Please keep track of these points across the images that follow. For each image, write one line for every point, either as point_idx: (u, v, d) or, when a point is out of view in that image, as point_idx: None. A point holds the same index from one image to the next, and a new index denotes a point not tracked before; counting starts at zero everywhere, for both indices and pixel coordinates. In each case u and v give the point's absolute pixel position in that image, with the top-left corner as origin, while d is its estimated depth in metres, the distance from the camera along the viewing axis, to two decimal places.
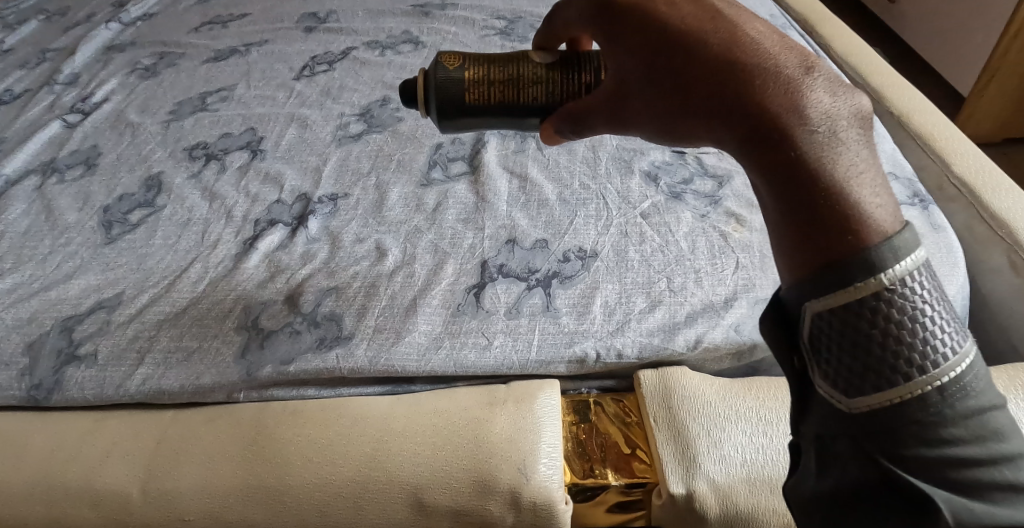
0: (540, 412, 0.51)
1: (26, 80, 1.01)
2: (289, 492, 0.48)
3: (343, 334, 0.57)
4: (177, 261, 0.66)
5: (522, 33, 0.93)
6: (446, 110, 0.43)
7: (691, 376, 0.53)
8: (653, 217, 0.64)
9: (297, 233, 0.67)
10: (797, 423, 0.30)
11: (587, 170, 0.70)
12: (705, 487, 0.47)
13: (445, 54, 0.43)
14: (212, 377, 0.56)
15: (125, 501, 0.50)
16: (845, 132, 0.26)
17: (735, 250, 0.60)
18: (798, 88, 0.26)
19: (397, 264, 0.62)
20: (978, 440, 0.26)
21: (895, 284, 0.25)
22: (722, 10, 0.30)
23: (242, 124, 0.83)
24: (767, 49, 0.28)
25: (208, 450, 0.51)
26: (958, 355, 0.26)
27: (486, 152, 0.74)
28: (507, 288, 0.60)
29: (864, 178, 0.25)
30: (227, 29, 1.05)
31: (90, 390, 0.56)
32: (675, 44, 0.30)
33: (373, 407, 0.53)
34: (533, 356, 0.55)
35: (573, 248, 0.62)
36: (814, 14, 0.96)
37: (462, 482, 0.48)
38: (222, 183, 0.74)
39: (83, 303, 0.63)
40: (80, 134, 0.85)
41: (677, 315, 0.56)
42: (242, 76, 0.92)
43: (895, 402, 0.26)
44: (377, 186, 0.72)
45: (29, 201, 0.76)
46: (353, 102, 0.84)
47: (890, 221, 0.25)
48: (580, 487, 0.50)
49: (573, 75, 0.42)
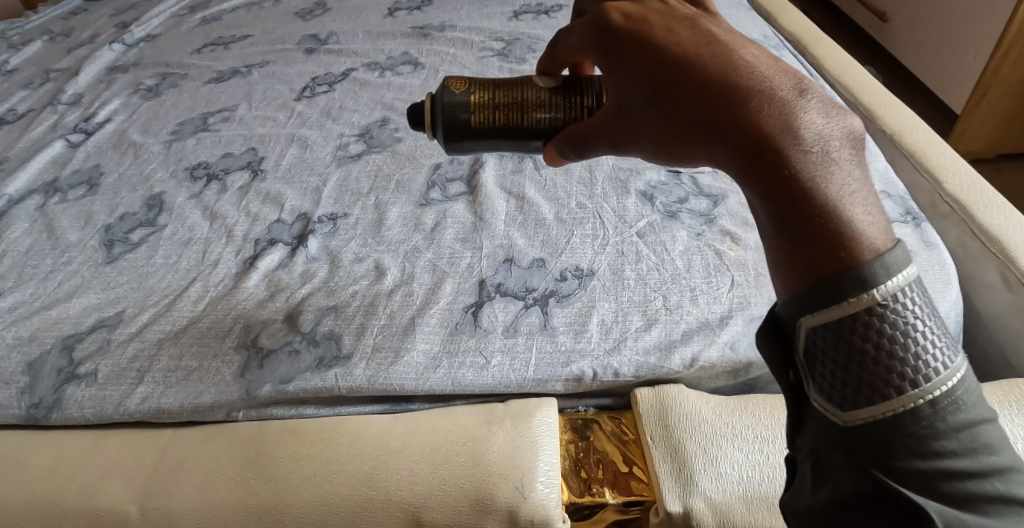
0: (539, 429, 0.51)
1: (30, 99, 1.02)
2: (287, 508, 0.48)
3: (342, 353, 0.57)
4: (177, 280, 0.66)
5: (520, 54, 0.94)
6: (450, 133, 0.44)
7: (689, 393, 0.53)
8: (650, 236, 0.65)
9: (297, 253, 0.68)
10: (794, 437, 0.31)
11: (584, 190, 0.71)
12: (702, 505, 0.47)
13: (452, 79, 0.44)
14: (212, 395, 0.56)
15: (123, 520, 0.49)
16: (838, 152, 0.27)
17: (730, 268, 0.61)
18: (793, 110, 0.27)
19: (396, 282, 0.63)
20: (970, 453, 0.27)
21: (887, 299, 0.25)
22: (719, 37, 0.31)
23: (243, 145, 0.84)
24: (763, 71, 0.29)
25: (208, 467, 0.51)
26: (949, 370, 0.26)
27: (484, 171, 0.75)
28: (504, 307, 0.60)
29: (855, 198, 0.26)
30: (229, 51, 1.06)
31: (90, 408, 0.57)
32: (675, 66, 0.31)
33: (372, 426, 0.53)
34: (530, 375, 0.55)
35: (569, 267, 0.63)
36: (807, 33, 0.97)
37: (461, 501, 0.48)
38: (223, 203, 0.75)
39: (84, 321, 0.63)
40: (82, 154, 0.86)
41: (674, 333, 0.57)
42: (244, 97, 0.94)
43: (889, 415, 0.26)
44: (377, 205, 0.73)
45: (30, 220, 0.77)
46: (353, 123, 0.86)
47: (882, 238, 0.26)
48: (578, 505, 0.51)
49: (575, 100, 0.43)
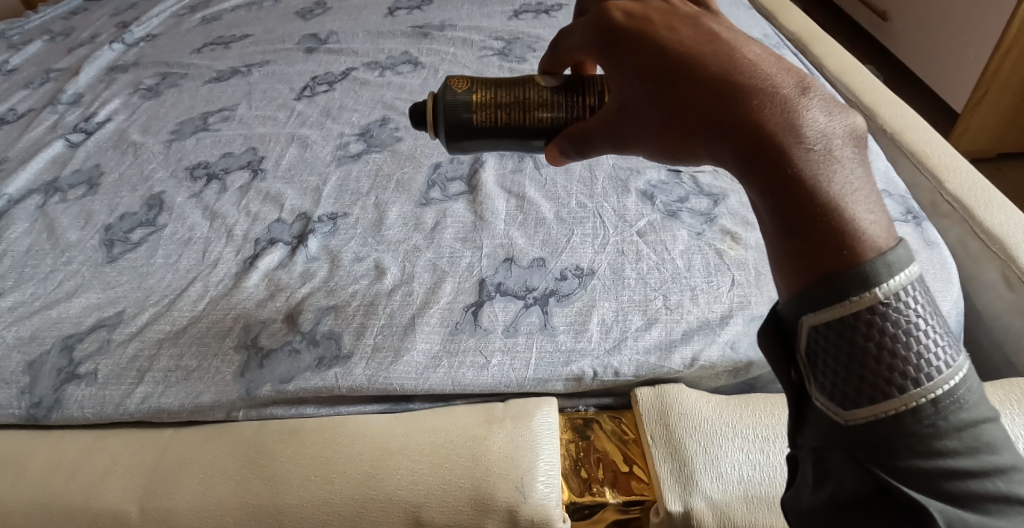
0: (539, 429, 0.51)
1: (30, 99, 1.02)
2: (287, 509, 0.48)
3: (342, 353, 0.57)
4: (177, 280, 0.66)
5: (520, 53, 0.94)
6: (452, 132, 0.44)
7: (689, 392, 0.53)
8: (650, 235, 0.65)
9: (297, 252, 0.68)
10: (795, 436, 0.31)
11: (584, 189, 0.71)
12: (703, 504, 0.47)
13: (454, 78, 0.44)
14: (212, 395, 0.56)
15: (123, 520, 0.49)
16: (840, 150, 0.27)
17: (730, 267, 0.61)
18: (794, 108, 0.27)
19: (396, 282, 0.63)
20: (972, 452, 0.27)
21: (889, 298, 0.25)
22: (721, 35, 0.31)
23: (243, 144, 0.84)
24: (765, 70, 0.29)
25: (207, 467, 0.51)
26: (951, 369, 0.26)
27: (484, 170, 0.75)
28: (504, 306, 0.60)
29: (858, 196, 0.26)
30: (230, 50, 1.06)
31: (90, 408, 0.57)
32: (676, 65, 0.31)
33: (372, 425, 0.53)
34: (530, 375, 0.55)
35: (570, 267, 0.63)
36: (808, 32, 0.97)
37: (461, 502, 0.48)
38: (222, 202, 0.75)
39: (83, 321, 0.63)
40: (82, 154, 0.86)
41: (674, 333, 0.57)
42: (244, 96, 0.93)
43: (890, 414, 0.26)
44: (377, 205, 0.73)
45: (30, 221, 0.77)
46: (353, 123, 0.86)
47: (884, 237, 0.26)
48: (579, 505, 0.51)
49: (578, 99, 0.43)
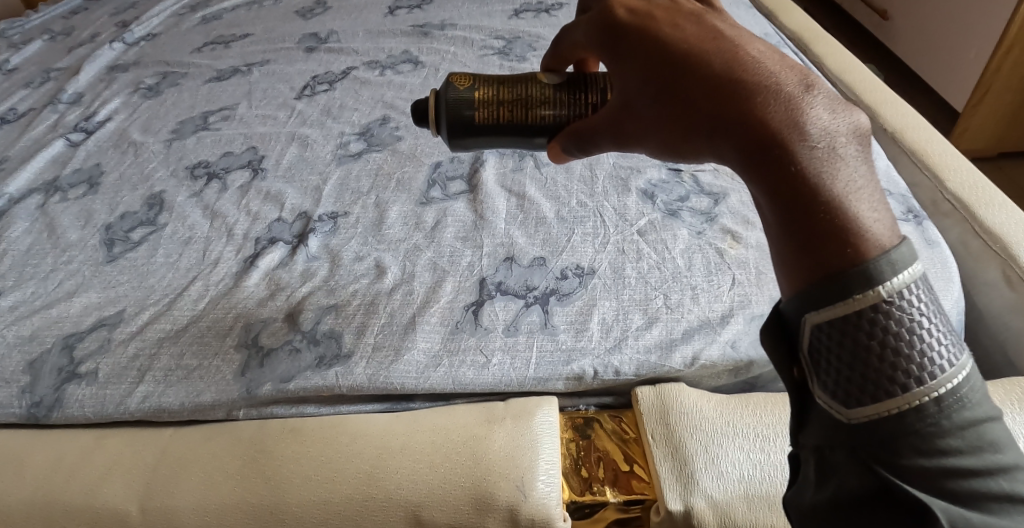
0: (539, 428, 0.51)
1: (31, 99, 1.02)
2: (288, 509, 0.48)
3: (342, 352, 0.57)
4: (178, 279, 0.66)
5: (520, 52, 0.94)
6: (454, 129, 0.44)
7: (689, 391, 0.53)
8: (650, 234, 0.65)
9: (297, 252, 0.68)
10: (797, 434, 0.30)
11: (585, 188, 0.71)
12: (703, 503, 0.47)
13: (457, 76, 0.44)
14: (212, 394, 0.56)
15: (123, 519, 0.50)
16: (844, 148, 0.27)
17: (731, 266, 0.61)
18: (798, 105, 0.27)
19: (397, 281, 0.63)
20: (975, 451, 0.27)
21: (892, 296, 0.25)
22: (724, 33, 0.31)
23: (243, 143, 0.84)
24: (769, 67, 0.29)
25: (208, 467, 0.51)
26: (954, 368, 0.26)
27: (484, 170, 0.75)
28: (505, 305, 0.60)
29: (862, 194, 0.26)
30: (230, 49, 1.06)
31: (91, 407, 0.57)
32: (680, 62, 0.31)
33: (372, 424, 0.53)
34: (530, 374, 0.55)
35: (570, 266, 0.63)
36: (809, 31, 0.97)
37: (462, 501, 0.48)
38: (223, 202, 0.75)
39: (84, 321, 0.63)
40: (83, 154, 0.86)
41: (675, 331, 0.57)
42: (244, 96, 0.93)
43: (893, 412, 0.26)
44: (377, 204, 0.73)
45: (30, 220, 0.77)
46: (354, 122, 0.85)
47: (888, 235, 0.26)
48: (579, 504, 0.51)
49: (580, 96, 0.43)
